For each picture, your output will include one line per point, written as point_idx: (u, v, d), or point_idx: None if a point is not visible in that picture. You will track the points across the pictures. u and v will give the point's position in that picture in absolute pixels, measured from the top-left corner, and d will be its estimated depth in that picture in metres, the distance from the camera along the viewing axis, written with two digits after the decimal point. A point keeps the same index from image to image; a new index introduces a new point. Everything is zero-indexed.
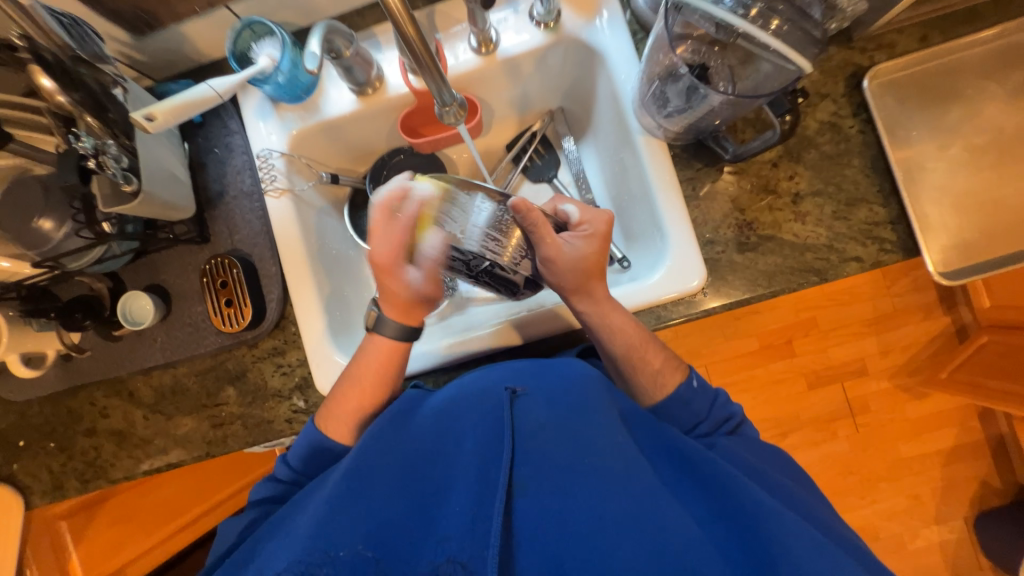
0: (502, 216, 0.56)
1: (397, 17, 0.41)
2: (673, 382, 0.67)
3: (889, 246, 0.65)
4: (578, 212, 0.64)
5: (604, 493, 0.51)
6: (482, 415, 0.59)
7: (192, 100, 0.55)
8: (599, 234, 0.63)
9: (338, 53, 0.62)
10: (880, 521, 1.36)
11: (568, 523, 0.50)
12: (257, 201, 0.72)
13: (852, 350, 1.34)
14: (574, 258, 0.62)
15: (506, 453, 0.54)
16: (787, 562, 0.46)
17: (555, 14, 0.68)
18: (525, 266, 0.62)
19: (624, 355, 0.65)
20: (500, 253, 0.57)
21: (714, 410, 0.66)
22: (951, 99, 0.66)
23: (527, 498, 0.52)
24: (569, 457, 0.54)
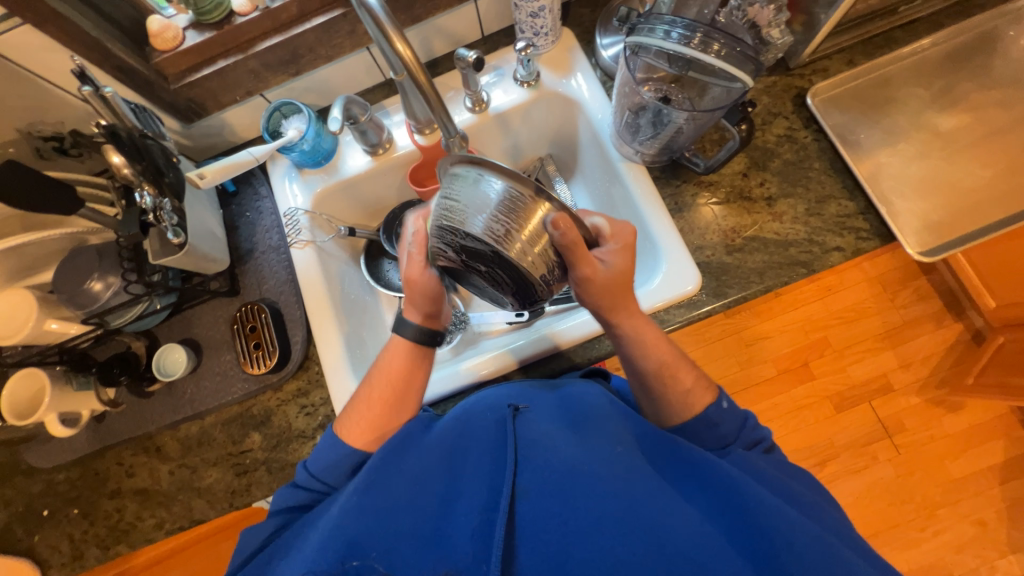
0: (517, 199, 0.47)
1: (410, 66, 0.52)
2: (704, 402, 0.60)
3: (865, 233, 0.71)
4: (607, 227, 0.60)
5: (605, 493, 0.48)
6: (483, 430, 0.57)
7: (235, 163, 0.68)
8: (630, 246, 0.59)
9: (355, 118, 0.73)
10: (948, 555, 1.25)
11: (570, 525, 0.46)
12: (284, 254, 0.80)
13: (871, 367, 1.23)
14: (608, 278, 0.57)
15: (509, 463, 0.51)
16: (792, 560, 0.43)
17: (535, 75, 0.80)
18: (549, 275, 0.51)
19: (655, 372, 0.61)
20: (505, 246, 0.47)
21: (743, 434, 0.60)
22: (886, 106, 0.76)
23: (531, 503, 0.49)
24: (575, 459, 0.51)
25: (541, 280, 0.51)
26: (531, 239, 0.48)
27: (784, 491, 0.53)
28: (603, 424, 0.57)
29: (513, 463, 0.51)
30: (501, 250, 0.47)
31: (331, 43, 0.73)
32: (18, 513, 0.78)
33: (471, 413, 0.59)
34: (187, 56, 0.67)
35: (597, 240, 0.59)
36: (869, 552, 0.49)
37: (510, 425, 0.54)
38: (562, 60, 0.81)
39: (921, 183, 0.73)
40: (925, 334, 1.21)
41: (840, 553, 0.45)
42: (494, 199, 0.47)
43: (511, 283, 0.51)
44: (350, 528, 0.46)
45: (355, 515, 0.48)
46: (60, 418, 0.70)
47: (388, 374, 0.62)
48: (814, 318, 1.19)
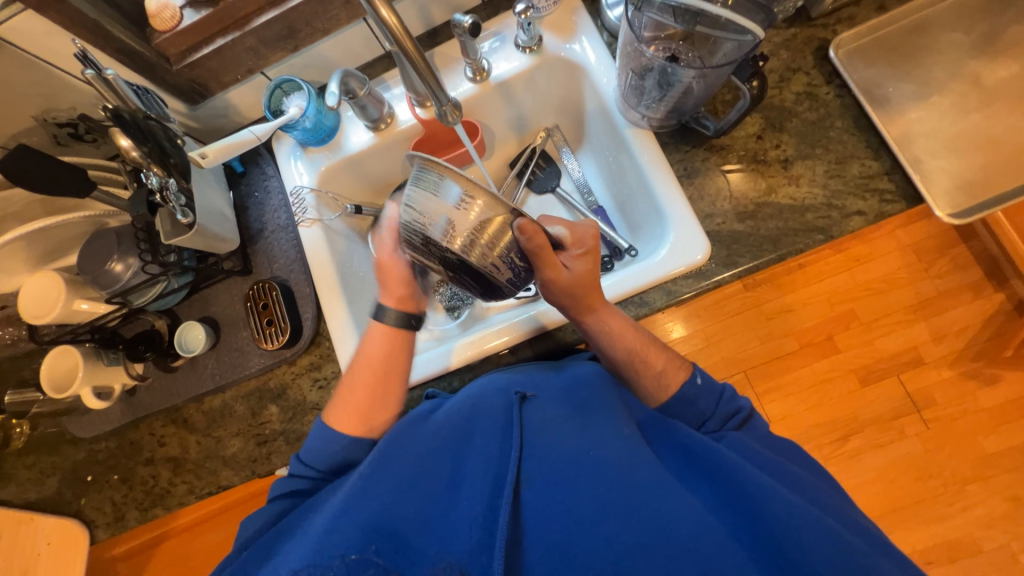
0: (465, 202, 0.51)
1: (397, 35, 0.50)
2: (677, 380, 0.62)
3: (890, 196, 0.66)
4: (568, 235, 0.62)
5: (610, 483, 0.46)
6: (490, 416, 0.54)
7: (234, 142, 0.69)
8: (591, 250, 0.62)
9: (354, 93, 0.72)
10: (978, 531, 1.22)
11: (575, 510, 0.45)
12: (293, 233, 0.82)
13: (900, 341, 1.20)
14: (573, 281, 0.60)
15: (516, 448, 0.49)
16: (796, 549, 0.42)
17: (537, 39, 0.77)
18: (507, 269, 0.55)
19: (625, 361, 0.62)
20: (456, 244, 0.52)
21: (718, 405, 0.61)
22: (918, 56, 0.70)
23: (537, 489, 0.47)
24: (580, 447, 0.49)
25: (499, 274, 0.55)
26: (481, 240, 0.52)
27: (784, 476, 0.52)
28: (609, 412, 0.55)
29: (519, 450, 0.49)
30: (448, 245, 0.52)
31: (327, 15, 0.72)
32: (65, 479, 0.84)
33: (477, 399, 0.57)
34: (187, 35, 0.68)
35: (562, 247, 0.62)
36: (873, 536, 0.48)
37: (516, 413, 0.52)
38: (565, 23, 0.77)
39: (956, 140, 0.68)
40: (962, 307, 1.18)
41: (847, 539, 0.43)
42: (454, 203, 0.51)
43: (471, 278, 0.56)
44: (359, 510, 0.46)
45: (359, 500, 0.47)
46: (94, 391, 0.75)
47: (371, 368, 0.63)
48: (841, 291, 1.18)
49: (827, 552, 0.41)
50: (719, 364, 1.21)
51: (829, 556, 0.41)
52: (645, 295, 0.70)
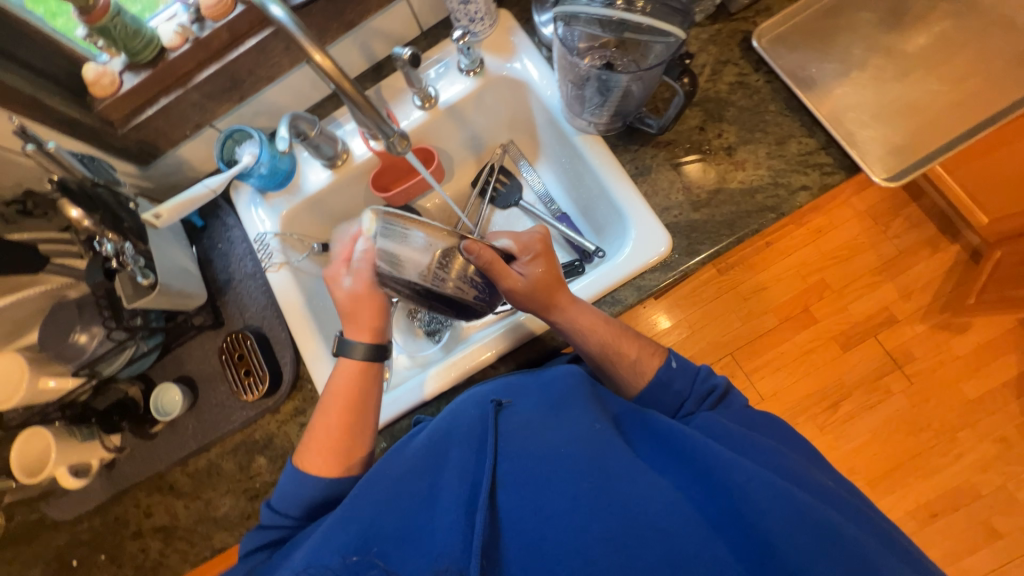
0: (434, 246, 0.54)
1: (334, 77, 0.52)
2: (652, 367, 0.63)
3: (829, 168, 0.70)
4: (516, 245, 0.64)
5: (586, 483, 0.45)
6: (467, 428, 0.53)
7: (190, 198, 0.69)
8: (540, 254, 0.64)
9: (305, 133, 0.73)
10: (977, 476, 1.26)
11: (549, 508, 0.45)
12: (261, 279, 0.81)
13: (874, 301, 1.28)
14: (530, 287, 0.62)
15: (490, 456, 0.49)
16: (777, 538, 0.40)
17: (479, 62, 0.79)
18: (473, 290, 0.60)
19: (599, 354, 0.63)
20: (436, 281, 0.56)
21: (695, 386, 0.61)
22: (834, 37, 0.75)
23: (513, 493, 0.46)
24: (556, 449, 0.48)
25: (467, 296, 0.60)
26: (452, 272, 0.57)
27: (776, 462, 0.50)
28: (583, 406, 0.54)
29: (493, 457, 0.49)
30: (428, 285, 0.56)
31: (270, 63, 0.73)
32: (48, 568, 0.80)
33: (455, 412, 0.56)
34: (129, 98, 0.68)
35: (511, 258, 0.64)
36: (852, 507, 0.48)
37: (489, 422, 0.52)
38: (503, 44, 0.80)
39: (882, 108, 0.72)
40: (921, 261, 1.26)
41: (831, 522, 0.41)
42: (422, 248, 0.53)
43: (440, 304, 0.60)
44: (341, 539, 0.46)
45: (342, 521, 0.47)
46: (70, 471, 0.72)
47: (335, 403, 0.61)
48: (809, 262, 1.28)
49: (800, 532, 0.40)
50: (707, 348, 1.26)
51: (809, 538, 0.40)
52: (616, 293, 0.72)
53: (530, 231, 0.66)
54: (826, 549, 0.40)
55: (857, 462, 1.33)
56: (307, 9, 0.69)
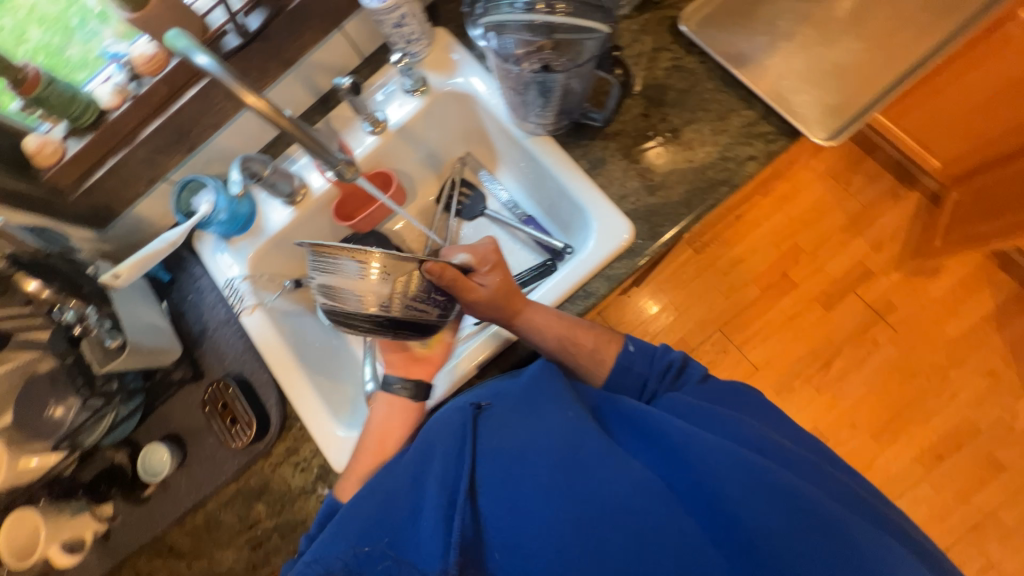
0: (366, 270, 0.56)
1: (268, 116, 0.51)
2: (611, 354, 0.66)
3: (772, 136, 0.72)
4: (472, 257, 0.64)
5: (563, 477, 0.46)
6: (444, 432, 0.52)
7: (148, 254, 0.68)
8: (498, 263, 0.65)
9: (257, 173, 0.76)
10: (972, 412, 1.35)
11: (526, 504, 0.46)
12: (236, 324, 0.81)
13: (845, 261, 1.44)
14: (491, 295, 0.63)
15: (468, 460, 0.49)
16: (744, 514, 0.43)
17: (422, 82, 0.81)
18: (431, 307, 0.61)
19: (559, 348, 0.65)
20: (381, 306, 0.57)
21: (654, 365, 0.65)
22: (755, 12, 0.78)
23: (492, 494, 0.47)
24: (533, 446, 0.49)
25: (428, 314, 0.61)
26: (398, 294, 0.57)
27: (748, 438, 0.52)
28: (560, 401, 0.55)
29: (471, 461, 0.49)
30: (373, 311, 0.57)
31: (214, 110, 0.73)
32: None
33: (436, 420, 0.55)
34: (75, 164, 0.68)
35: (472, 271, 0.64)
36: (823, 474, 0.49)
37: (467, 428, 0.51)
38: (443, 61, 0.82)
39: (813, 72, 0.75)
40: (889, 211, 1.44)
41: (799, 491, 0.43)
42: (356, 274, 0.56)
43: (404, 328, 0.60)
44: (327, 565, 0.46)
45: (335, 532, 0.48)
46: (63, 548, 0.70)
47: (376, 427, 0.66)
48: (781, 230, 1.46)
49: (765, 507, 0.43)
50: (696, 326, 1.44)
51: (775, 508, 0.43)
52: (588, 285, 0.73)
53: (485, 242, 0.67)
54: (793, 518, 0.42)
55: (861, 416, 1.38)
56: (242, 51, 0.69)
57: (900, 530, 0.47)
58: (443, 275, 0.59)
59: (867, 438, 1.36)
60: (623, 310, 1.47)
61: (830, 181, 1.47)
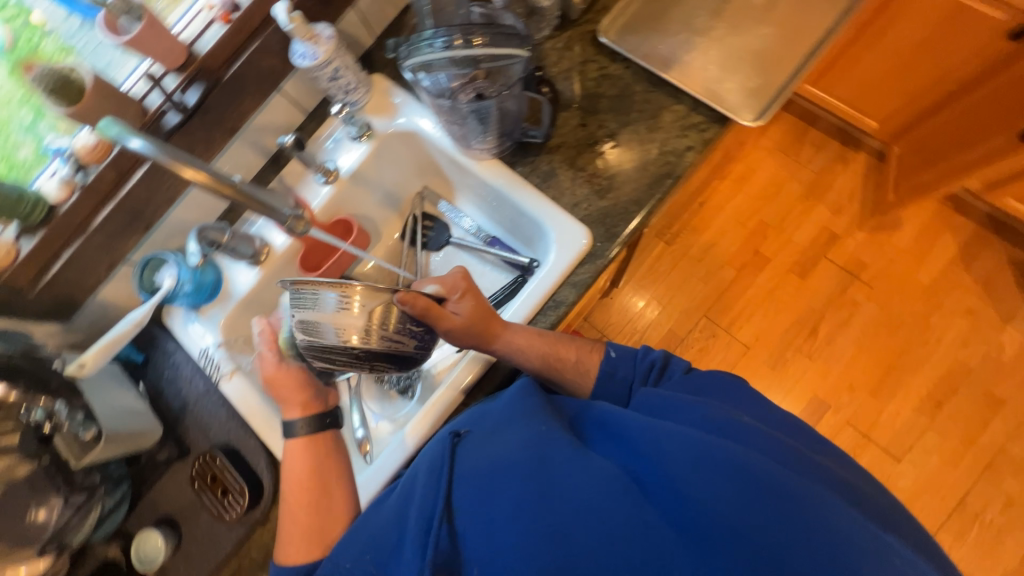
0: (346, 302, 0.57)
1: (210, 186, 0.52)
2: (594, 363, 0.68)
3: (703, 125, 0.76)
4: (443, 287, 0.65)
5: (537, 490, 0.46)
6: (424, 462, 0.53)
7: (113, 339, 0.68)
8: (467, 290, 0.66)
9: (217, 242, 0.75)
10: (960, 352, 1.38)
11: (498, 519, 0.46)
12: (217, 393, 0.80)
13: (810, 228, 1.48)
14: (466, 322, 0.64)
15: (444, 485, 0.49)
16: (710, 512, 0.41)
17: (366, 127, 0.83)
18: (409, 338, 0.61)
19: (544, 365, 0.67)
20: (359, 338, 0.58)
21: (636, 367, 0.67)
22: (668, 14, 0.82)
23: (467, 515, 0.48)
24: (509, 463, 0.49)
25: (406, 345, 0.62)
26: (376, 326, 0.59)
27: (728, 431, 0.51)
28: (539, 418, 0.55)
29: (447, 486, 0.49)
30: (353, 343, 0.58)
31: (165, 186, 0.74)
32: None
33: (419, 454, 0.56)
34: (30, 262, 0.67)
35: (443, 300, 0.65)
36: (807, 466, 0.48)
37: (444, 456, 0.52)
38: (383, 104, 0.85)
39: (732, 61, 0.79)
40: (842, 175, 1.50)
41: (770, 480, 0.43)
42: (335, 308, 0.57)
43: (381, 361, 0.61)
44: None
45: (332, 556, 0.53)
46: None
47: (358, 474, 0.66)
48: (744, 209, 1.50)
49: (736, 502, 0.42)
50: (682, 316, 1.46)
51: (745, 500, 0.42)
52: (557, 295, 0.74)
53: (453, 270, 0.68)
54: (763, 510, 0.41)
55: (857, 376, 1.39)
56: (184, 127, 0.70)
57: (855, 492, 0.48)
58: (416, 306, 0.60)
59: (867, 396, 1.38)
60: (609, 312, 1.49)
61: (780, 156, 1.53)
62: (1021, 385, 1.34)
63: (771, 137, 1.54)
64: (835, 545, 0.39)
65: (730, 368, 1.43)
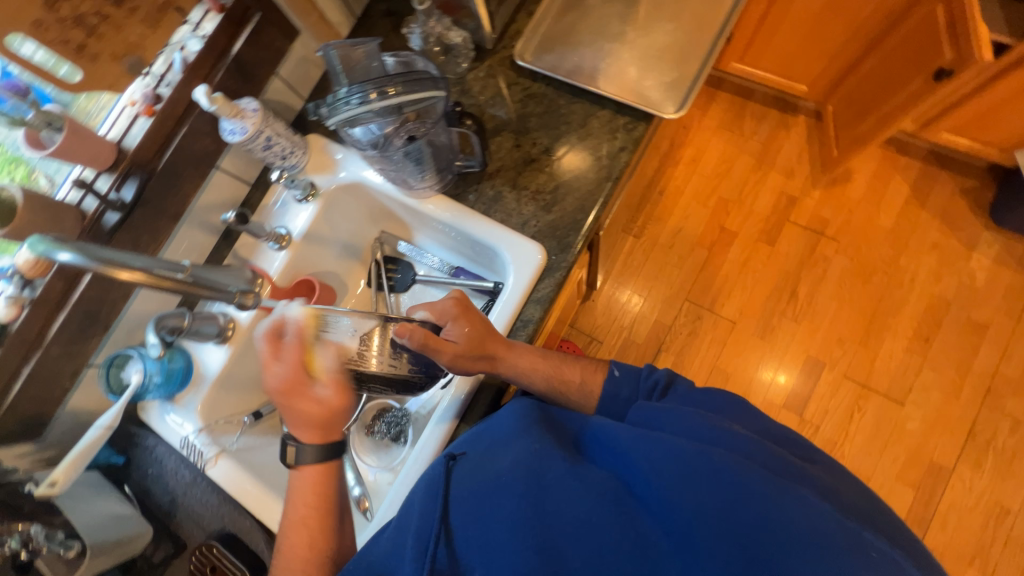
0: (360, 331, 0.60)
1: (147, 281, 0.52)
2: (598, 381, 0.70)
3: (630, 125, 0.79)
4: (433, 313, 0.67)
5: (528, 505, 0.49)
6: (422, 482, 0.57)
7: (82, 452, 0.66)
8: (460, 315, 0.67)
9: (178, 327, 0.75)
10: (936, 287, 1.41)
11: (494, 539, 0.49)
12: (205, 480, 0.78)
13: (768, 196, 1.52)
14: (466, 347, 0.66)
15: (439, 505, 0.53)
16: (689, 517, 0.44)
17: (309, 187, 0.84)
18: (405, 364, 0.63)
19: (549, 388, 0.69)
20: (364, 363, 0.60)
21: (640, 386, 0.67)
22: (578, 26, 0.85)
23: (464, 534, 0.51)
24: (501, 480, 0.52)
25: (402, 369, 0.63)
26: (380, 355, 0.61)
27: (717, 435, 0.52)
28: (531, 433, 0.58)
29: (442, 505, 0.53)
30: (359, 368, 0.60)
31: (118, 283, 0.74)
32: None
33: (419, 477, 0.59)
34: None
35: (438, 326, 0.68)
36: (788, 464, 0.50)
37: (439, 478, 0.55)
38: (323, 162, 0.86)
39: (646, 59, 0.82)
40: (786, 140, 1.55)
41: (751, 485, 0.44)
42: (350, 334, 0.59)
43: (381, 385, 0.64)
44: None
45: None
46: None
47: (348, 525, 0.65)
48: (701, 190, 1.54)
49: (714, 505, 0.44)
50: (665, 305, 1.48)
51: (722, 502, 0.44)
52: (523, 314, 0.75)
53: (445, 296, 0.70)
54: (737, 512, 0.43)
55: (845, 328, 1.41)
56: (126, 223, 0.70)
57: (838, 491, 0.50)
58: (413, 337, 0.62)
59: (858, 347, 1.40)
60: (594, 313, 1.50)
61: (725, 132, 1.57)
62: (999, 308, 1.38)
63: (713, 117, 1.59)
64: (816, 543, 0.41)
65: (722, 345, 1.44)
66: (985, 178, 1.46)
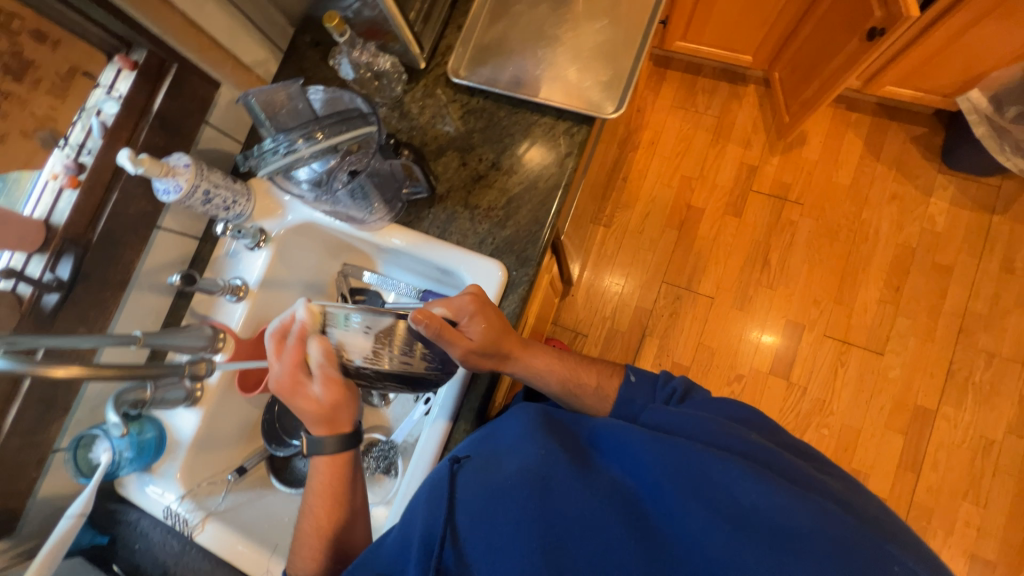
0: (370, 327, 0.60)
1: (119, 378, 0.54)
2: (614, 387, 0.70)
3: (574, 128, 0.79)
4: (449, 309, 0.64)
5: (537, 509, 0.49)
6: (424, 484, 0.56)
7: (55, 542, 0.62)
8: (476, 311, 0.65)
9: (142, 399, 0.75)
10: (900, 237, 1.44)
11: (499, 542, 0.49)
12: (194, 547, 0.75)
13: (729, 168, 1.53)
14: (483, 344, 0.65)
15: (444, 507, 0.51)
16: (700, 525, 0.45)
17: (259, 234, 0.82)
18: (420, 360, 0.63)
19: (562, 389, 0.70)
20: (376, 359, 0.60)
21: (657, 394, 0.67)
22: (508, 33, 0.84)
23: (470, 540, 0.50)
24: (508, 481, 0.52)
25: (416, 366, 0.63)
26: (393, 351, 0.61)
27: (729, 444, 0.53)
28: (538, 436, 0.57)
29: (448, 507, 0.52)
30: (371, 363, 0.60)
31: None
32: None
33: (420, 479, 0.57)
34: None
35: (455, 322, 0.65)
36: (801, 475, 0.51)
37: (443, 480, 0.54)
38: (270, 206, 0.84)
39: (580, 59, 0.81)
40: (739, 111, 1.56)
41: (772, 494, 0.45)
42: (362, 329, 0.59)
43: (393, 381, 0.63)
44: None
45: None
46: None
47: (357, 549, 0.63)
48: (663, 171, 1.55)
49: (724, 516, 0.45)
50: (644, 289, 1.49)
51: (732, 515, 0.45)
52: None
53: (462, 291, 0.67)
54: (748, 528, 0.44)
55: (819, 288, 1.44)
56: (67, 301, 0.67)
57: (840, 496, 0.50)
58: (430, 326, 0.61)
59: (835, 304, 1.42)
60: (577, 307, 1.50)
61: (679, 111, 1.58)
62: (961, 248, 1.41)
63: (665, 98, 1.59)
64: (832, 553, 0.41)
65: (704, 321, 1.46)
66: (934, 123, 1.49)
